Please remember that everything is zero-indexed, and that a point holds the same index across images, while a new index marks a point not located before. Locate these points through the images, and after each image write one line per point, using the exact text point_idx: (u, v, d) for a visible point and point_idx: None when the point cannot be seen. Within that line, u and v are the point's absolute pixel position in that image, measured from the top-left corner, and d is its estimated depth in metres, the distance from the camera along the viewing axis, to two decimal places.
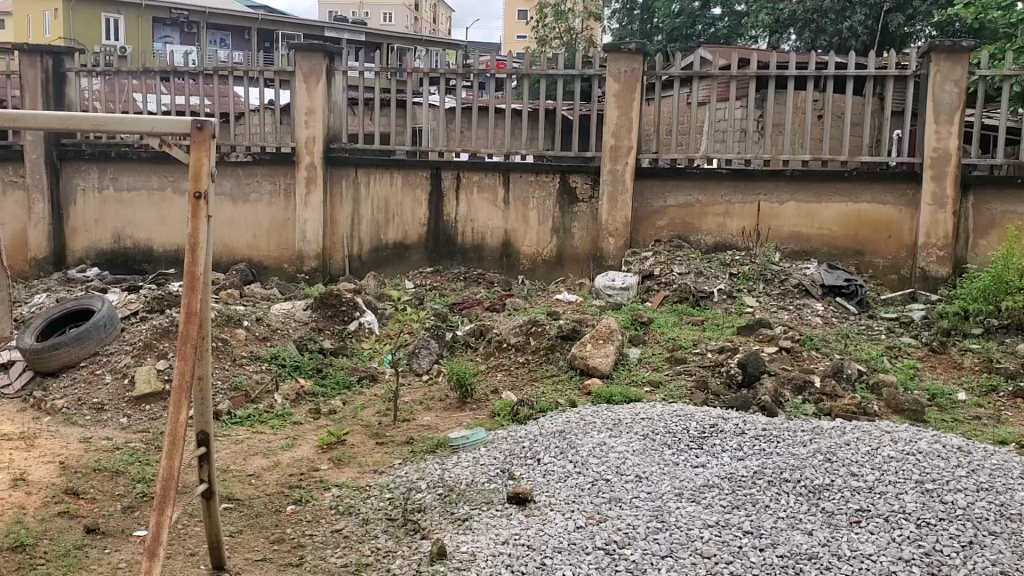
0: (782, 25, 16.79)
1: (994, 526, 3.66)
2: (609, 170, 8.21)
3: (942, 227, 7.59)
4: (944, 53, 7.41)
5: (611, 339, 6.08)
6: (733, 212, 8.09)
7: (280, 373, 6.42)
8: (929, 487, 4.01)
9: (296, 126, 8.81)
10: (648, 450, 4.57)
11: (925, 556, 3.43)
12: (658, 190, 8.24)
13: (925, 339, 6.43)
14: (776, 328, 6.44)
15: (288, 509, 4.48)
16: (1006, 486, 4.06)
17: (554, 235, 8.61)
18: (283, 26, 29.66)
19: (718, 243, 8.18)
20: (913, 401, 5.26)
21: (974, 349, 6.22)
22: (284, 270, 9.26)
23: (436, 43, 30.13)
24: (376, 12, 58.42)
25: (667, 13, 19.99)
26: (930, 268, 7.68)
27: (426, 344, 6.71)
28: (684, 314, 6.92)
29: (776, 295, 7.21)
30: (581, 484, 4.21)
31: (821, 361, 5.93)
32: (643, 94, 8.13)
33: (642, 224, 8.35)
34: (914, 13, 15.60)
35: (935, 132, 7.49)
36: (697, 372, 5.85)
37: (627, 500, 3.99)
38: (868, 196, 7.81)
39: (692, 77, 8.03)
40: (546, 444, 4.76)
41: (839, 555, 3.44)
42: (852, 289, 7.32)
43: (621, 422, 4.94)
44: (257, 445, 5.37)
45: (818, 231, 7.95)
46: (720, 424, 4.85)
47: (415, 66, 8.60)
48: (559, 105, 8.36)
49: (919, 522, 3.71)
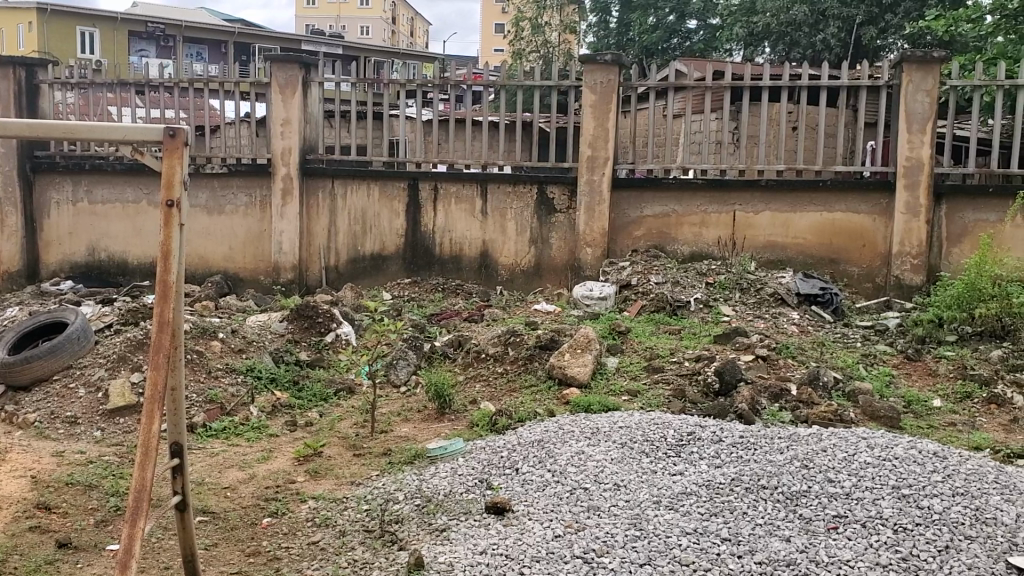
0: (756, 38, 17.02)
1: (969, 530, 3.68)
2: (586, 181, 8.24)
3: (916, 235, 7.65)
4: (916, 64, 7.48)
5: (589, 348, 6.09)
6: (710, 222, 8.13)
7: (256, 385, 6.37)
8: (906, 492, 4.03)
9: (271, 137, 8.78)
10: (626, 458, 4.57)
11: (903, 561, 3.44)
12: (634, 201, 8.28)
13: (900, 347, 6.47)
14: (752, 336, 6.48)
15: (263, 521, 4.43)
16: (981, 490, 4.09)
17: (532, 246, 8.62)
18: (262, 40, 29.71)
19: (695, 253, 8.22)
20: (889, 408, 5.28)
21: (949, 356, 6.26)
22: (261, 282, 9.21)
23: (414, 56, 30.23)
24: (355, 28, 58.56)
25: (643, 26, 20.18)
26: (905, 276, 7.74)
27: (404, 355, 6.68)
28: (662, 323, 6.94)
29: (752, 303, 7.25)
30: (559, 493, 4.19)
31: (797, 368, 5.95)
32: (619, 105, 8.15)
33: (619, 235, 8.39)
34: (887, 27, 15.63)
35: (908, 142, 7.56)
36: (674, 381, 5.85)
37: (605, 509, 3.98)
38: (843, 205, 7.87)
39: (667, 88, 8.06)
40: (524, 454, 4.74)
41: (818, 561, 3.44)
42: (827, 297, 7.37)
43: (599, 430, 4.94)
44: (233, 457, 5.32)
45: (794, 240, 8.01)
46: (698, 432, 4.85)
47: (392, 78, 8.58)
48: (536, 117, 8.37)
49: (896, 527, 3.72)
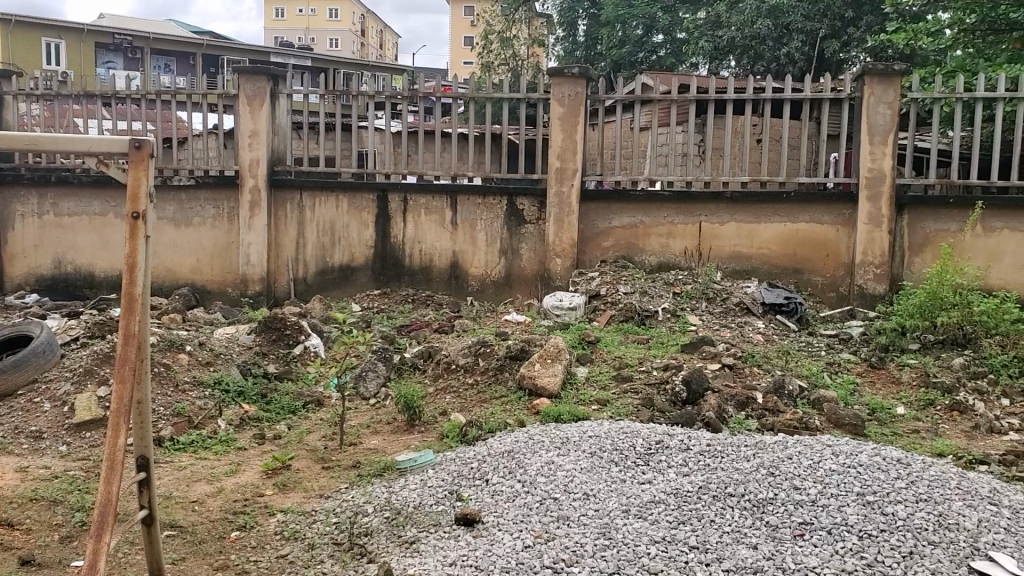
0: (721, 52, 17.04)
1: (933, 536, 3.74)
2: (555, 192, 8.28)
3: (878, 244, 7.77)
4: (877, 77, 7.59)
5: (559, 358, 6.11)
6: (676, 233, 8.20)
7: (224, 398, 6.33)
8: (870, 499, 4.08)
9: (239, 149, 8.75)
10: (596, 468, 4.58)
11: (868, 567, 3.49)
12: (604, 211, 8.34)
13: (864, 355, 6.55)
14: (719, 345, 6.56)
15: (232, 535, 4.40)
16: (944, 497, 4.15)
17: (502, 256, 8.65)
18: (230, 52, 29.63)
19: (662, 263, 8.29)
20: (853, 415, 5.35)
21: (911, 364, 6.34)
22: (229, 295, 9.16)
23: (382, 69, 30.25)
24: (324, 39, 58.43)
25: (611, 40, 20.33)
26: (867, 285, 7.84)
27: (373, 367, 6.67)
28: (630, 333, 6.99)
29: (717, 313, 7.32)
30: (529, 504, 4.20)
31: (762, 376, 6.02)
32: (587, 118, 8.20)
33: (587, 246, 8.44)
34: (849, 41, 16.06)
35: (870, 153, 7.67)
36: (643, 390, 5.89)
37: (574, 518, 3.99)
38: (805, 216, 7.98)
39: (634, 102, 8.11)
40: (494, 465, 4.75)
41: (784, 568, 3.47)
42: (792, 307, 7.45)
43: (569, 440, 4.96)
44: (200, 471, 5.28)
45: (758, 250, 8.10)
46: (666, 440, 4.89)
47: (360, 89, 8.56)
48: (505, 129, 8.39)
49: (861, 533, 3.78)
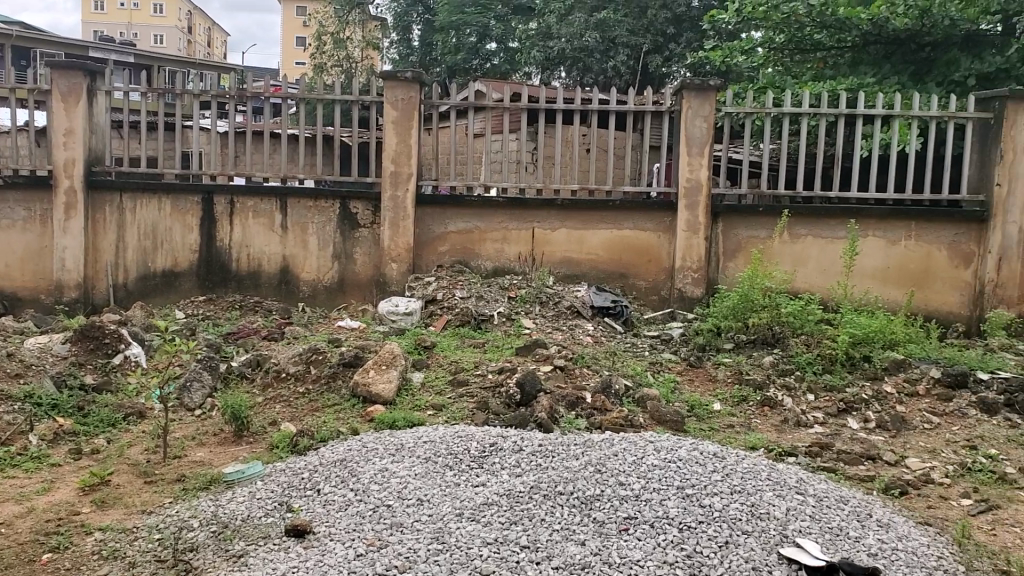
0: (552, 62, 17.46)
1: (746, 525, 3.88)
2: (389, 197, 8.26)
3: (696, 250, 8.16)
4: (694, 91, 7.98)
5: (394, 364, 6.08)
6: (510, 238, 8.35)
7: (36, 412, 5.95)
8: (689, 492, 4.22)
9: (52, 147, 8.26)
10: (429, 473, 4.61)
11: (687, 558, 3.63)
12: (438, 216, 8.38)
13: (684, 354, 6.88)
14: (551, 347, 6.72)
15: (43, 557, 4.16)
16: (757, 487, 4.30)
17: (335, 261, 8.54)
18: (42, 44, 27.88)
19: (497, 268, 8.42)
20: (673, 413, 5.59)
21: (726, 362, 6.68)
22: (41, 302, 8.62)
23: (210, 67, 29.25)
24: (149, 34, 55.84)
25: (445, 47, 20.42)
26: (687, 289, 8.23)
27: (199, 377, 6.44)
28: (466, 337, 7.05)
29: (550, 316, 7.49)
30: (362, 512, 4.18)
31: (591, 377, 6.19)
32: (421, 122, 8.23)
33: (423, 250, 8.45)
34: (671, 56, 16.90)
35: (688, 164, 8.05)
36: (478, 394, 5.96)
37: (407, 525, 4.01)
38: (630, 223, 8.29)
39: (468, 108, 8.18)
40: (325, 474, 4.70)
41: (610, 562, 3.59)
42: (618, 310, 7.75)
43: (402, 446, 4.97)
44: (9, 491, 4.96)
45: (587, 255, 8.35)
46: (499, 443, 4.97)
47: (187, 88, 8.25)
48: (338, 131, 8.26)
49: (681, 525, 3.91)
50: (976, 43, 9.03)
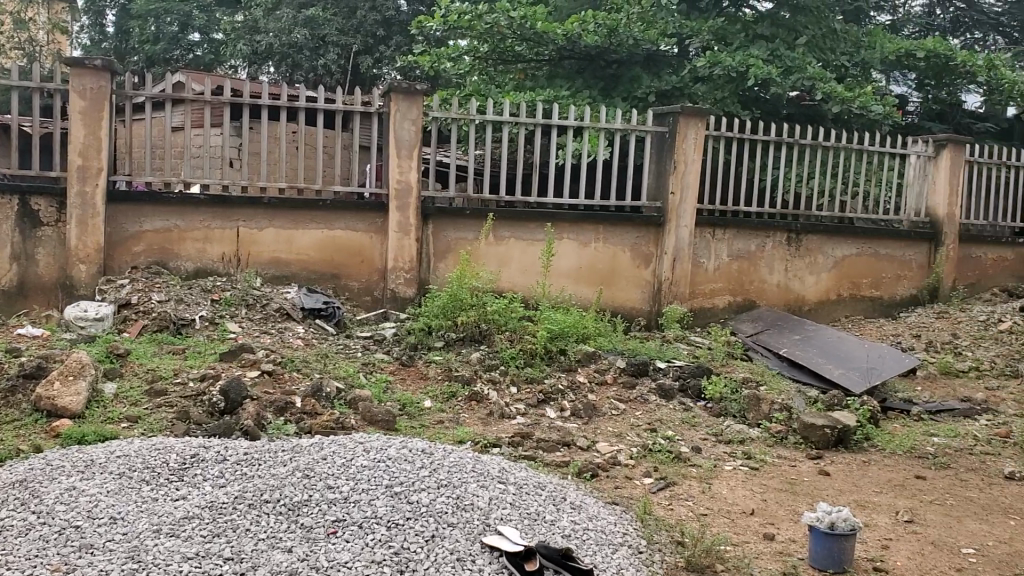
0: (260, 57, 16.94)
1: (451, 518, 3.80)
2: (76, 192, 7.06)
3: (408, 251, 7.64)
4: (401, 94, 7.51)
5: (82, 374, 5.49)
6: (214, 237, 7.39)
7: None
8: (397, 490, 4.04)
9: None
10: (124, 489, 4.23)
11: (395, 555, 3.47)
12: (130, 215, 7.27)
13: (396, 354, 6.43)
14: (259, 352, 6.24)
15: None
16: (462, 480, 4.19)
17: (13, 262, 7.11)
18: None
19: (199, 270, 7.43)
20: (385, 411, 5.28)
21: (437, 360, 6.28)
22: None
23: None
24: None
25: (142, 34, 19.03)
26: (399, 289, 7.68)
27: None
28: (164, 343, 6.40)
29: (258, 320, 6.87)
30: (45, 535, 3.74)
31: (300, 380, 5.82)
32: (112, 114, 7.18)
33: (114, 250, 7.29)
34: (380, 58, 16.94)
35: (398, 166, 7.51)
36: (178, 403, 5.53)
37: (99, 545, 3.61)
38: (342, 223, 7.59)
39: (166, 100, 7.75)
40: (3, 497, 4.19)
41: (318, 567, 3.38)
42: (330, 311, 7.23)
43: (93, 462, 4.55)
44: None
45: (297, 257, 7.57)
46: (202, 453, 4.64)
47: None
48: (16, 121, 7.57)
49: (389, 523, 3.74)
50: (656, 63, 10.03)
